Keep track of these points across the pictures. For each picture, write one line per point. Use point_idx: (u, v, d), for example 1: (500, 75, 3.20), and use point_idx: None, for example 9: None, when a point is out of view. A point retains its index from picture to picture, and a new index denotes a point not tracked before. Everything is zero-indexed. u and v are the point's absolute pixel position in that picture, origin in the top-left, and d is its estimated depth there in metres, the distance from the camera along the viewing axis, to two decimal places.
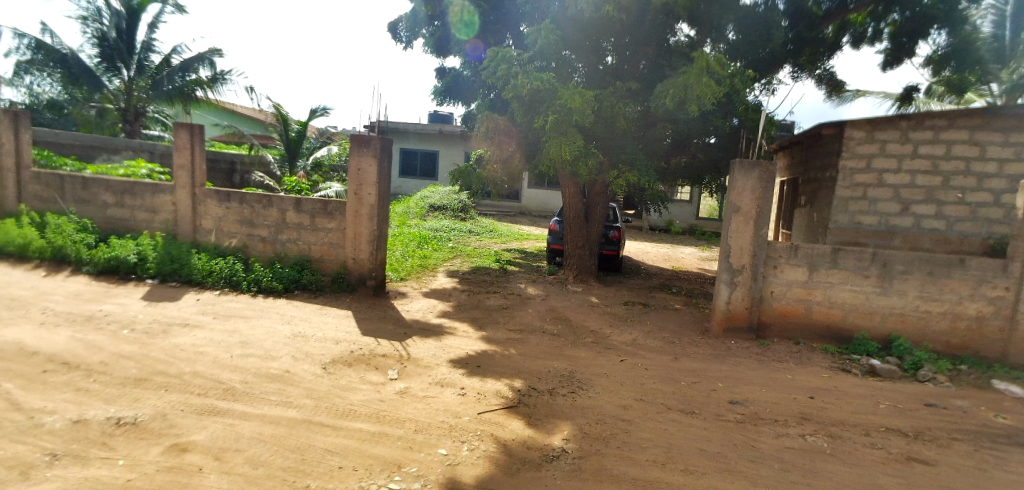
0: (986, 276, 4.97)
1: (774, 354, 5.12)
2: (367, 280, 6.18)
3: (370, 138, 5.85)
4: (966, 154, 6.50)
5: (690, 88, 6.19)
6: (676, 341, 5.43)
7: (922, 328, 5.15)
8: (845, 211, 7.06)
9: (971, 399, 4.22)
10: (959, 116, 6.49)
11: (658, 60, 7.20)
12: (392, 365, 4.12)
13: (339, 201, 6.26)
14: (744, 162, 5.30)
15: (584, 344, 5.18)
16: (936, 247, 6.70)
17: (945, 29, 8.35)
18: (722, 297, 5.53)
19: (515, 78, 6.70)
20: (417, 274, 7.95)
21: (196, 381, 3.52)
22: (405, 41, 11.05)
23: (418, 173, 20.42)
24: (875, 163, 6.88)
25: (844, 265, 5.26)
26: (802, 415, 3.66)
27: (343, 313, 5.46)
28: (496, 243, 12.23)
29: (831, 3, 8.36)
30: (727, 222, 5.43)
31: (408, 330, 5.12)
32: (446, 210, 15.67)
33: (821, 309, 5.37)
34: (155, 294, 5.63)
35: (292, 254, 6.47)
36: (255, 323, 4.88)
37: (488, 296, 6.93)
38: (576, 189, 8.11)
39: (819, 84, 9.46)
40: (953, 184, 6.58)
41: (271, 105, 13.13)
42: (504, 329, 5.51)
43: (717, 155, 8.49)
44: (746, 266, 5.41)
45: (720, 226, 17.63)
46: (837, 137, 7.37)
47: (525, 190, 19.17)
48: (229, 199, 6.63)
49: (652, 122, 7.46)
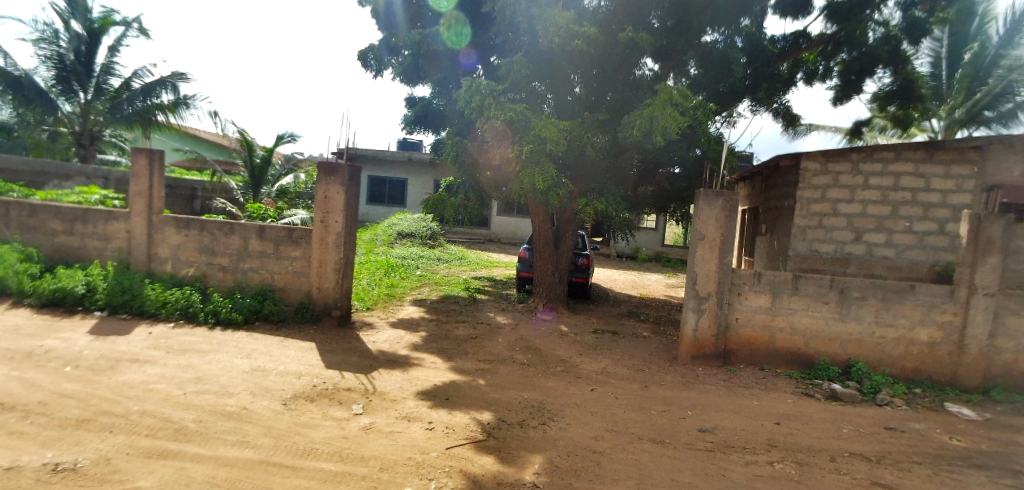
0: (936, 302, 5.20)
1: (740, 381, 5.19)
2: (332, 311, 6.00)
3: (338, 165, 5.80)
4: (913, 185, 6.90)
5: (656, 119, 6.38)
6: (646, 369, 5.45)
7: (878, 352, 5.34)
8: (803, 239, 7.39)
9: (927, 422, 4.36)
10: (905, 150, 6.91)
11: (624, 92, 7.38)
12: (356, 399, 3.98)
13: (305, 229, 6.12)
14: (709, 191, 5.48)
15: (555, 373, 5.14)
16: (887, 273, 7.03)
17: (889, 68, 8.99)
18: (689, 324, 5.61)
19: (489, 109, 6.81)
20: (384, 303, 7.79)
21: (145, 421, 3.30)
22: (376, 69, 11.05)
23: (387, 200, 20.30)
24: (829, 194, 7.25)
25: (805, 291, 5.44)
26: (770, 442, 3.69)
27: (306, 346, 5.26)
28: (465, 271, 12.15)
29: (785, 42, 9.03)
30: (693, 250, 5.55)
31: (374, 362, 4.97)
32: (415, 238, 15.54)
33: (784, 335, 5.51)
34: (103, 327, 5.30)
35: (254, 284, 6.25)
36: (211, 357, 4.64)
37: (456, 326, 6.82)
38: (546, 216, 8.18)
39: (777, 118, 9.93)
40: (901, 214, 6.95)
41: (236, 130, 12.90)
42: (473, 359, 5.41)
43: (682, 184, 8.77)
44: (712, 293, 5.53)
45: (685, 252, 18.04)
46: (794, 168, 7.73)
47: (495, 217, 19.26)
48: (189, 226, 6.39)
49: (622, 150, 7.56)
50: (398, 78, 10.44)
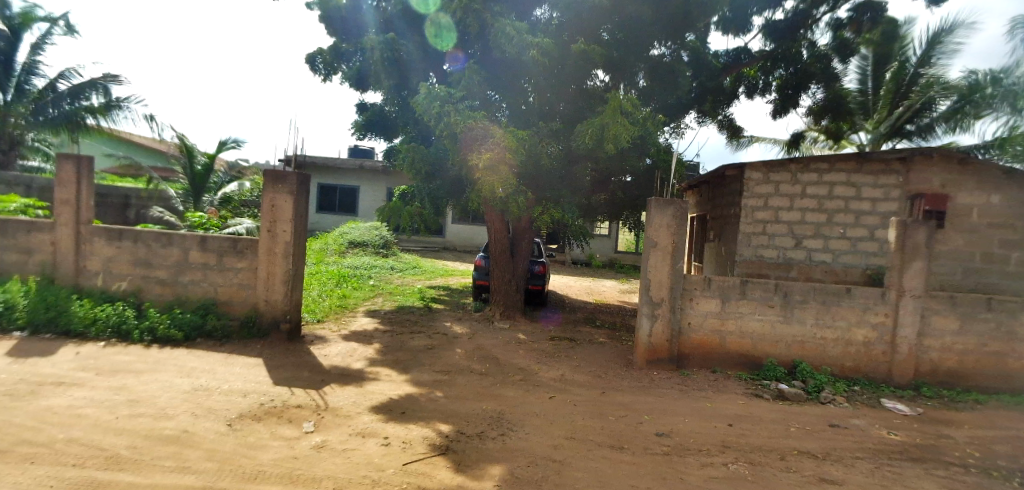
0: (868, 304, 5.57)
1: (694, 383, 5.35)
2: (280, 324, 5.73)
3: (286, 173, 5.59)
4: (845, 194, 7.38)
5: (608, 128, 6.56)
6: (603, 375, 5.53)
7: (820, 353, 5.65)
8: (748, 245, 7.75)
9: (866, 418, 4.64)
10: (838, 161, 7.38)
11: (577, 102, 7.49)
12: (308, 416, 3.80)
13: (251, 239, 5.84)
14: (660, 200, 5.63)
15: (514, 382, 5.11)
16: (825, 277, 7.47)
17: (821, 84, 9.62)
18: (644, 330, 5.74)
19: (448, 116, 6.77)
20: (336, 315, 7.55)
21: (71, 449, 3.02)
22: (324, 73, 10.68)
23: (338, 208, 19.75)
24: (772, 202, 7.64)
25: (751, 296, 5.69)
26: (724, 443, 3.81)
27: (252, 362, 4.99)
28: (420, 280, 11.97)
29: (728, 57, 9.55)
30: (647, 257, 5.69)
31: (327, 377, 4.78)
32: (368, 247, 15.19)
33: (733, 338, 5.73)
34: (23, 348, 4.84)
35: (195, 298, 5.90)
36: (148, 377, 4.33)
37: (412, 336, 6.68)
38: (503, 224, 8.19)
39: (721, 129, 10.40)
40: (835, 221, 7.42)
41: (174, 135, 12.25)
42: (431, 370, 5.31)
43: (633, 193, 9.03)
44: (665, 298, 5.68)
45: (637, 258, 18.50)
46: (738, 177, 8.09)
47: (450, 226, 19.12)
48: (122, 237, 5.97)
49: (575, 160, 7.62)
50: (348, 84, 10.14)
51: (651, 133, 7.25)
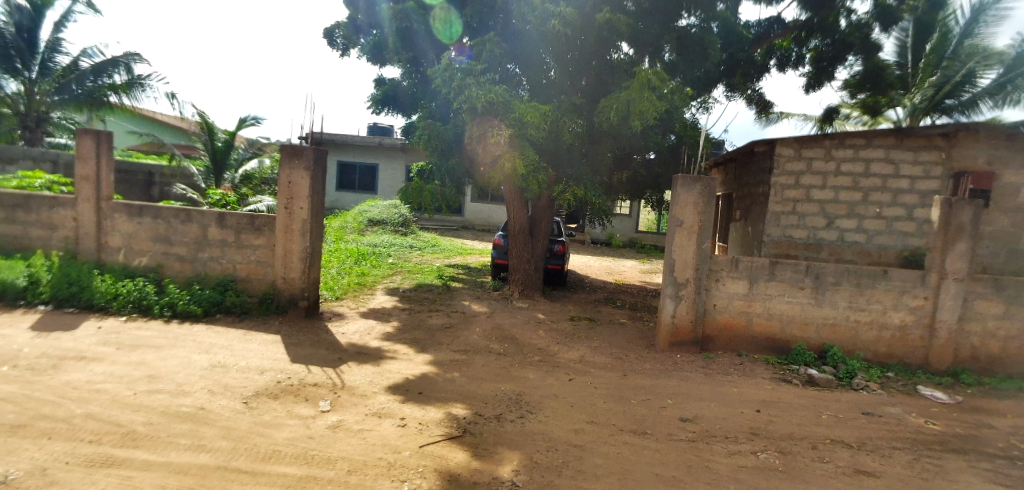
0: (906, 287, 5.28)
1: (718, 367, 5.17)
2: (298, 301, 5.70)
3: (303, 148, 5.50)
4: (883, 171, 6.98)
5: (634, 104, 6.24)
6: (624, 357, 5.38)
7: (852, 337, 5.41)
8: (777, 225, 7.44)
9: (901, 406, 4.42)
10: (876, 136, 6.97)
11: (600, 76, 7.18)
12: (324, 395, 3.76)
13: (267, 216, 5.79)
14: (687, 177, 5.37)
15: (532, 363, 5.01)
16: (858, 258, 7.14)
17: (861, 55, 9.04)
18: (667, 311, 5.54)
19: (468, 90, 6.58)
20: (354, 292, 7.53)
21: (88, 425, 3.02)
22: (341, 48, 10.56)
23: (357, 186, 19.77)
24: (803, 179, 7.28)
25: (781, 277, 5.44)
26: (752, 431, 3.65)
27: (270, 339, 4.98)
28: (439, 259, 11.93)
29: (759, 28, 9.04)
30: (672, 237, 5.46)
31: (343, 355, 4.74)
32: (387, 225, 15.18)
33: (760, 321, 5.52)
34: (46, 322, 4.90)
35: (214, 274, 5.91)
36: (166, 353, 4.33)
37: (429, 315, 6.63)
38: (521, 202, 8.00)
39: (750, 104, 9.93)
40: (871, 200, 7.04)
41: (195, 113, 12.29)
42: (448, 350, 5.24)
43: (656, 171, 8.76)
44: (690, 279, 5.46)
45: (658, 239, 18.15)
46: (768, 154, 7.73)
47: (468, 204, 19.00)
48: (141, 213, 5.98)
49: (597, 137, 7.31)
50: (365, 58, 9.97)
51: (678, 108, 6.89)
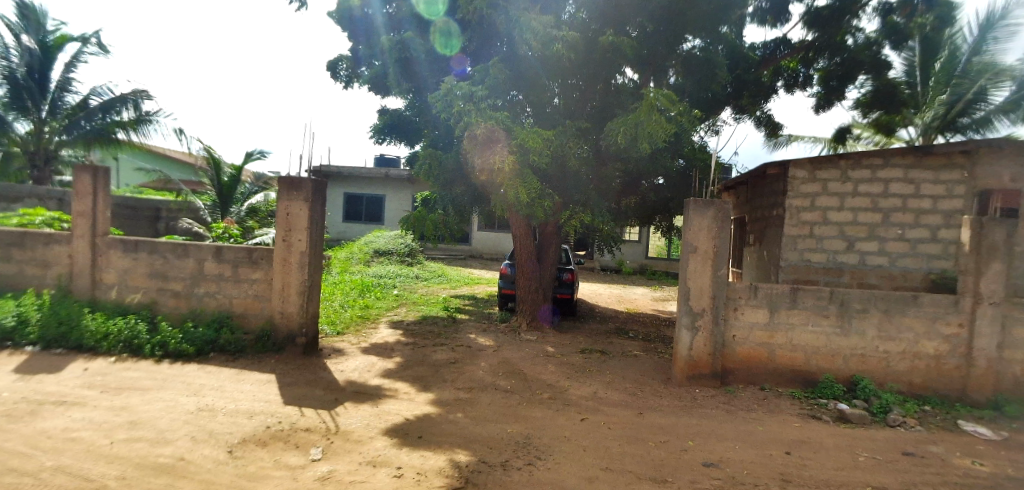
0: (939, 313, 4.95)
1: (741, 403, 4.81)
2: (296, 338, 5.46)
3: (301, 179, 5.36)
4: (902, 192, 6.72)
5: (641, 127, 6.07)
6: (640, 393, 5.05)
7: (883, 368, 5.05)
8: (794, 249, 7.16)
9: (945, 444, 4.02)
10: (893, 155, 6.73)
11: (606, 99, 7.10)
12: (316, 441, 3.48)
13: (266, 249, 5.62)
14: (699, 201, 5.15)
15: (541, 401, 4.69)
16: (881, 282, 6.80)
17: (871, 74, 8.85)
18: (684, 343, 5.23)
19: (469, 116, 6.46)
20: (357, 326, 7.28)
21: (55, 480, 2.75)
22: (345, 79, 10.60)
23: (364, 217, 19.76)
24: (819, 202, 7.03)
25: (803, 305, 5.13)
26: (784, 477, 3.31)
27: (264, 379, 4.72)
28: (445, 290, 11.69)
29: (764, 50, 8.96)
30: (685, 263, 5.20)
31: (340, 395, 4.46)
32: (392, 255, 15.03)
33: (783, 352, 5.18)
34: (31, 364, 4.69)
35: (210, 311, 5.71)
36: (152, 396, 4.09)
37: (434, 349, 6.34)
38: (528, 231, 7.79)
39: (759, 126, 9.76)
40: (892, 221, 6.76)
41: (202, 148, 12.38)
42: (452, 388, 4.93)
43: (665, 196, 8.55)
44: (706, 308, 5.16)
45: (669, 264, 17.82)
46: (780, 176, 7.52)
47: (475, 233, 18.89)
48: (137, 248, 5.84)
49: (604, 159, 7.22)
50: (366, 87, 9.98)
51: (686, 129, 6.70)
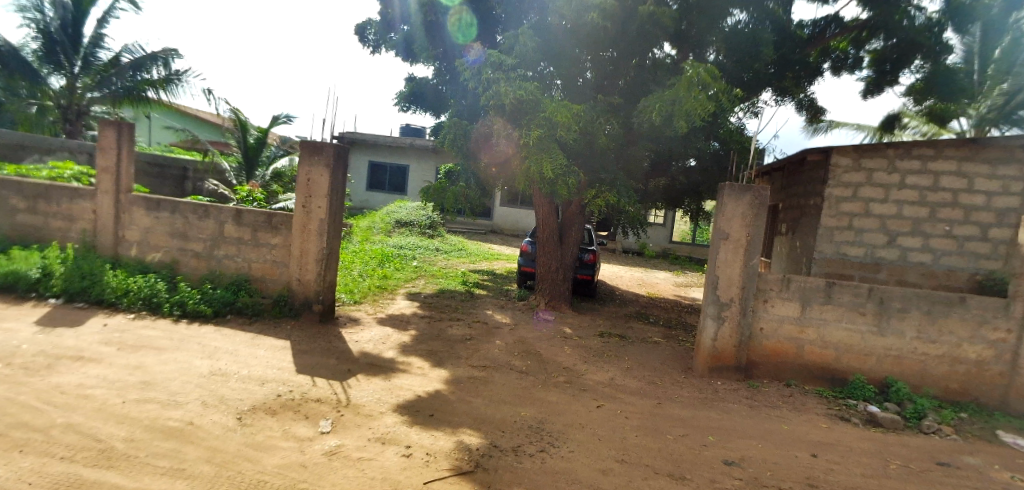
0: (986, 317, 4.61)
1: (765, 399, 4.61)
2: (312, 305, 5.42)
3: (322, 144, 5.23)
4: (954, 186, 6.26)
5: (679, 104, 5.72)
6: (659, 382, 4.89)
7: (920, 372, 4.77)
8: (830, 241, 6.79)
9: (985, 457, 3.77)
10: (947, 146, 6.24)
11: (641, 74, 6.73)
12: (325, 413, 3.42)
13: (284, 214, 5.54)
14: (734, 185, 4.85)
15: (556, 385, 4.57)
16: (922, 281, 6.42)
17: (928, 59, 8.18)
18: (708, 333, 5.01)
19: (496, 85, 6.21)
20: (374, 296, 7.24)
21: (65, 438, 2.74)
22: (373, 44, 10.34)
23: (387, 187, 19.73)
24: (862, 192, 6.62)
25: (839, 300, 4.85)
26: (810, 482, 3.12)
27: (278, 345, 4.69)
28: (464, 263, 11.61)
29: (814, 28, 8.27)
30: (715, 251, 4.94)
31: (353, 366, 4.40)
32: (413, 226, 14.99)
33: (814, 348, 4.93)
34: (54, 317, 4.75)
35: (229, 273, 5.71)
36: (167, 356, 4.08)
37: (449, 324, 6.25)
38: (551, 209, 7.59)
39: (799, 110, 9.23)
40: (940, 217, 6.32)
41: (229, 110, 12.37)
42: (466, 365, 4.84)
43: (696, 179, 8.19)
44: (735, 298, 4.93)
45: (692, 250, 17.39)
46: (822, 163, 7.10)
47: (497, 208, 18.72)
48: (159, 207, 5.84)
49: (633, 140, 6.83)
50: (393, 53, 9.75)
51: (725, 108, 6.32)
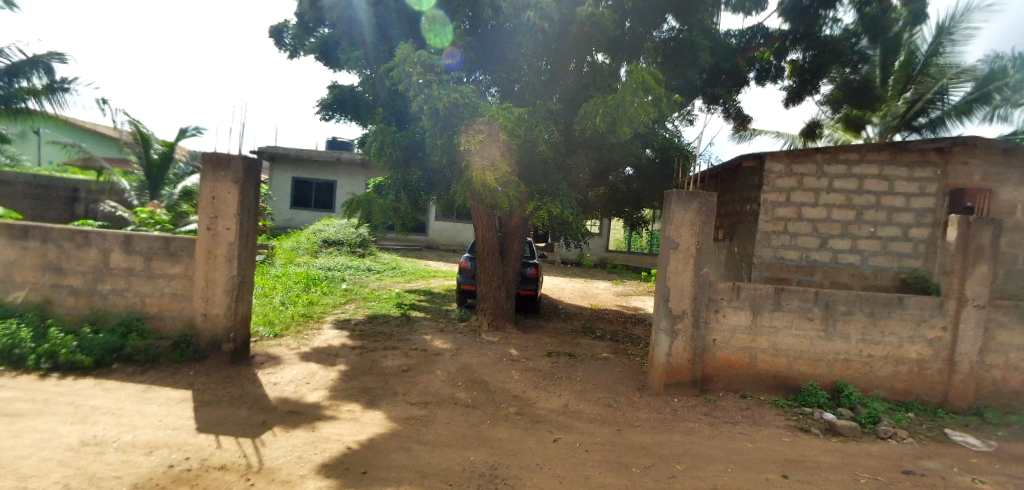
0: (923, 316, 4.73)
1: (725, 414, 4.43)
2: (221, 345, 4.66)
3: (229, 157, 4.55)
4: (877, 188, 6.54)
5: (622, 110, 5.59)
6: (615, 404, 4.59)
7: (866, 374, 4.82)
8: (767, 246, 6.89)
9: (940, 458, 3.76)
10: (870, 150, 6.52)
11: (580, 79, 6.54)
12: (231, 485, 2.78)
13: (185, 239, 4.77)
14: (682, 193, 4.67)
15: (507, 418, 4.15)
16: (853, 282, 6.65)
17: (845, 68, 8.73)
18: (662, 348, 4.79)
19: (430, 89, 5.77)
20: (298, 327, 6.49)
21: None
22: (291, 50, 9.35)
23: (313, 204, 18.59)
24: (795, 197, 6.77)
25: (788, 307, 4.81)
26: None
27: (176, 398, 3.93)
28: (399, 283, 10.96)
29: (741, 38, 8.43)
30: (666, 261, 4.74)
31: (270, 417, 3.74)
32: (343, 245, 14.10)
33: (766, 357, 4.87)
34: None
35: (117, 312, 4.84)
36: (25, 423, 3.25)
37: (385, 354, 5.66)
38: (491, 223, 7.19)
39: (727, 118, 9.48)
40: (866, 219, 6.58)
41: (128, 122, 11.05)
42: (405, 403, 4.31)
43: (635, 188, 8.13)
44: (687, 311, 4.74)
45: (629, 258, 17.56)
46: (756, 170, 7.23)
47: (433, 223, 18.17)
48: (24, 236, 4.85)
49: (576, 146, 6.63)
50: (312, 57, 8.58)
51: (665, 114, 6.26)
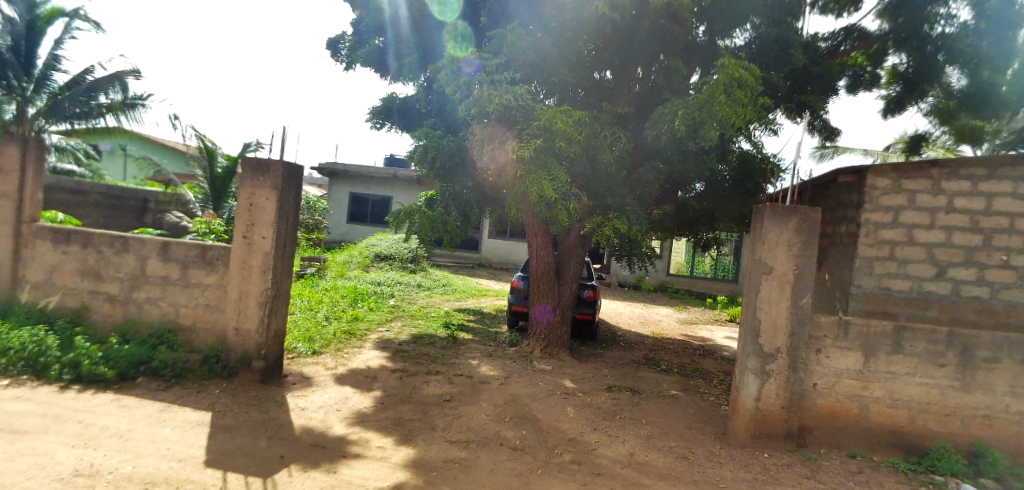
0: None
1: (833, 479, 3.54)
2: (250, 362, 4.30)
3: (270, 162, 4.24)
4: (1010, 209, 5.42)
5: (708, 111, 4.92)
6: (691, 457, 3.81)
7: (1019, 437, 3.79)
8: (869, 274, 5.82)
9: None
10: (1000, 165, 5.45)
11: (656, 79, 6.00)
12: None
13: (221, 247, 4.49)
14: (777, 207, 3.90)
15: (561, 468, 3.47)
16: (980, 319, 5.51)
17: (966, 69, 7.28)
18: (749, 392, 3.96)
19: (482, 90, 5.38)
20: (338, 344, 6.13)
21: None
22: (346, 61, 9.18)
23: (369, 219, 18.76)
24: (903, 217, 5.73)
25: (912, 350, 3.89)
26: None
27: (193, 421, 3.55)
28: (448, 301, 10.56)
29: (832, 41, 7.78)
30: (756, 288, 3.95)
31: (288, 451, 3.27)
32: (394, 261, 13.93)
33: (880, 409, 3.95)
34: None
35: (152, 322, 4.63)
36: (26, 442, 2.93)
37: (426, 380, 5.15)
38: (546, 240, 6.60)
39: (812, 132, 8.55)
40: (996, 244, 5.46)
41: (196, 136, 11.55)
42: (443, 441, 3.74)
43: (706, 205, 7.31)
44: (782, 349, 3.91)
45: (691, 283, 16.37)
46: (855, 185, 6.25)
47: (485, 240, 17.84)
48: (68, 241, 4.77)
49: (641, 159, 6.01)
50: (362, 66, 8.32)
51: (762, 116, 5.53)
